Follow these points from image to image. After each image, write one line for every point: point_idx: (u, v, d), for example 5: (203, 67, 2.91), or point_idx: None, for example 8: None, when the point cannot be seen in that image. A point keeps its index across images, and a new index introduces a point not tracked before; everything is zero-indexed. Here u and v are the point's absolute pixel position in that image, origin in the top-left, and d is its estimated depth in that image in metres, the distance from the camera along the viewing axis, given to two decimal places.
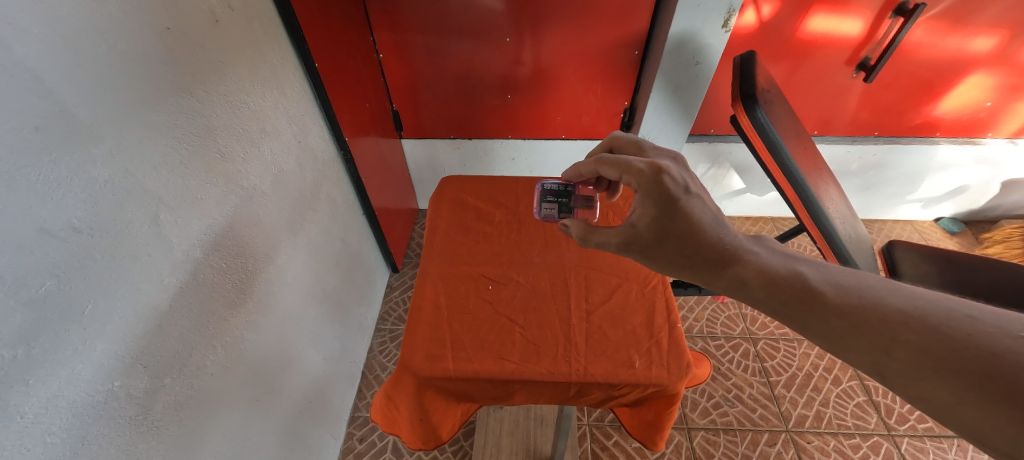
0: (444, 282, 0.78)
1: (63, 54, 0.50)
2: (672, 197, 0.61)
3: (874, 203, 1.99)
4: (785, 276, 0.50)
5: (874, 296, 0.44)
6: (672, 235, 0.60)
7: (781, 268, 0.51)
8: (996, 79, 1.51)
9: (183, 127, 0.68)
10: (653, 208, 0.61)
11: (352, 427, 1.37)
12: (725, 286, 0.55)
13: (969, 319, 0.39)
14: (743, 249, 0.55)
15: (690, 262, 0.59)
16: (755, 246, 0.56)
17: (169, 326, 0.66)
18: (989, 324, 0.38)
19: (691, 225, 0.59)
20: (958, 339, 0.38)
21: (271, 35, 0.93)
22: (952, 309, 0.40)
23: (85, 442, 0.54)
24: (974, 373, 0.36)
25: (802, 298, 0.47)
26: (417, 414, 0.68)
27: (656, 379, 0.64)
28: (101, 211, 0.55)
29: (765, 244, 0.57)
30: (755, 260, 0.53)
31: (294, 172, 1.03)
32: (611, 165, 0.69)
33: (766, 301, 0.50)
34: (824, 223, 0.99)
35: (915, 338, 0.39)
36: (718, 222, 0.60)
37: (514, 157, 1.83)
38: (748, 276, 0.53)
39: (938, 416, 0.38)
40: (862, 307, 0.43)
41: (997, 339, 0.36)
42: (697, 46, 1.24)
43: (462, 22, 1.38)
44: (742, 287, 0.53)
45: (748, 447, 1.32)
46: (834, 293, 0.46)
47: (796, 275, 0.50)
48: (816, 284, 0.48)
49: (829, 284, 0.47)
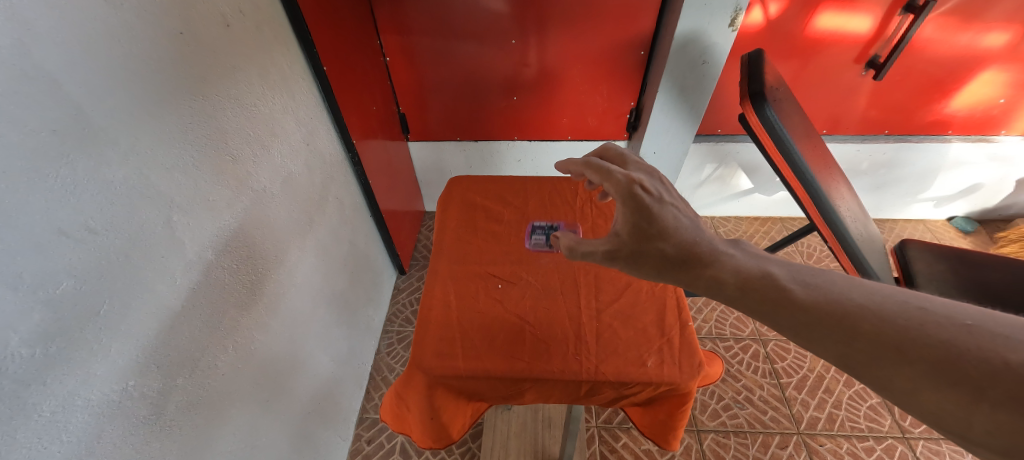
0: (454, 282, 0.78)
1: (81, 61, 0.51)
2: (649, 203, 0.62)
3: (885, 202, 1.96)
4: (758, 275, 0.48)
5: (837, 293, 0.43)
6: (648, 239, 0.60)
7: (755, 268, 0.49)
8: (1008, 75, 1.49)
9: (195, 130, 0.69)
10: (632, 215, 0.62)
11: (361, 429, 1.36)
12: (703, 287, 0.53)
13: (921, 311, 0.39)
14: (717, 250, 0.54)
15: (666, 262, 0.57)
16: (731, 249, 0.54)
17: (183, 326, 0.67)
18: (940, 315, 0.38)
19: (668, 228, 0.59)
20: (910, 329, 0.38)
21: (280, 39, 0.94)
22: (904, 302, 0.40)
23: (101, 441, 0.55)
24: (926, 361, 0.36)
25: (773, 298, 0.45)
26: (428, 413, 0.68)
27: (668, 377, 0.64)
28: (115, 212, 0.56)
29: (740, 247, 0.55)
30: (730, 260, 0.52)
31: (303, 174, 1.04)
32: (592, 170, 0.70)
33: (741, 301, 0.48)
34: (833, 218, 0.97)
35: (874, 332, 0.39)
36: (695, 227, 0.59)
37: (519, 158, 1.83)
38: (724, 276, 0.51)
39: (899, 404, 0.38)
40: (823, 304, 0.42)
41: (947, 329, 0.36)
42: (704, 46, 1.23)
43: (468, 24, 1.39)
44: (718, 288, 0.51)
45: (759, 450, 1.30)
46: (802, 290, 0.45)
47: (768, 275, 0.48)
48: (785, 282, 0.46)
49: (797, 282, 0.46)
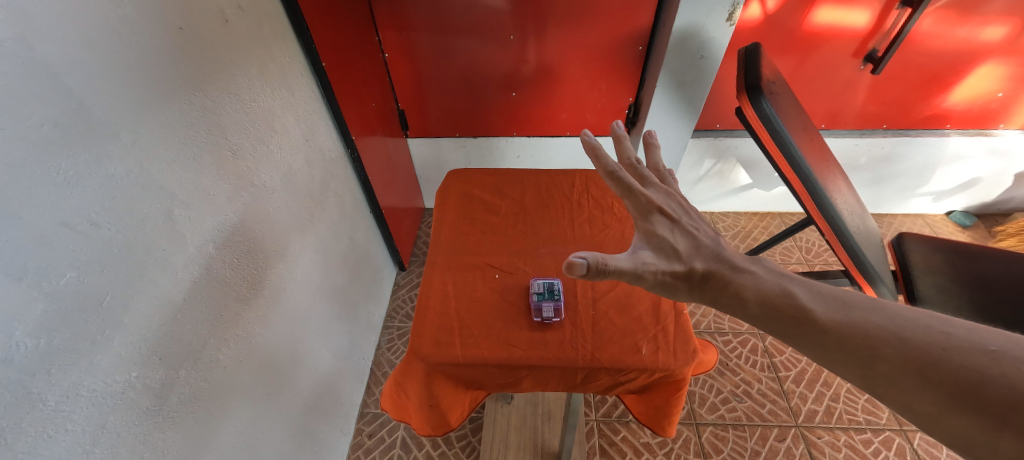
0: (452, 272, 0.79)
1: (82, 55, 0.52)
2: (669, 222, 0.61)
3: (884, 196, 1.96)
4: (779, 294, 0.50)
5: (858, 314, 0.45)
6: (667, 247, 0.58)
7: (776, 287, 0.51)
8: (1007, 69, 1.49)
9: (195, 125, 0.70)
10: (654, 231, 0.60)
11: (362, 423, 1.37)
12: (727, 305, 0.53)
13: (944, 336, 0.39)
14: (740, 268, 0.55)
15: (686, 274, 0.56)
16: (753, 266, 0.55)
17: (185, 319, 0.68)
18: (963, 340, 0.38)
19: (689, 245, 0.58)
20: (932, 354, 0.39)
21: (279, 35, 0.94)
22: (928, 327, 0.41)
23: (105, 430, 0.56)
24: (950, 387, 0.37)
25: (794, 317, 0.48)
26: (427, 400, 0.69)
27: (662, 364, 0.65)
28: (117, 205, 0.56)
29: (761, 264, 0.56)
30: (752, 278, 0.53)
31: (303, 169, 1.05)
32: (600, 160, 0.66)
33: (763, 320, 0.50)
34: (830, 210, 0.96)
35: (893, 354, 0.41)
36: (716, 244, 0.59)
37: (519, 154, 1.83)
38: (746, 293, 0.52)
39: (925, 428, 0.38)
40: (846, 326, 0.44)
41: (970, 354, 0.37)
42: (702, 40, 1.24)
43: (466, 20, 1.39)
44: (742, 306, 0.52)
45: (757, 443, 1.31)
46: (823, 311, 0.47)
47: (789, 295, 0.50)
48: (806, 302, 0.48)
49: (818, 303, 0.48)
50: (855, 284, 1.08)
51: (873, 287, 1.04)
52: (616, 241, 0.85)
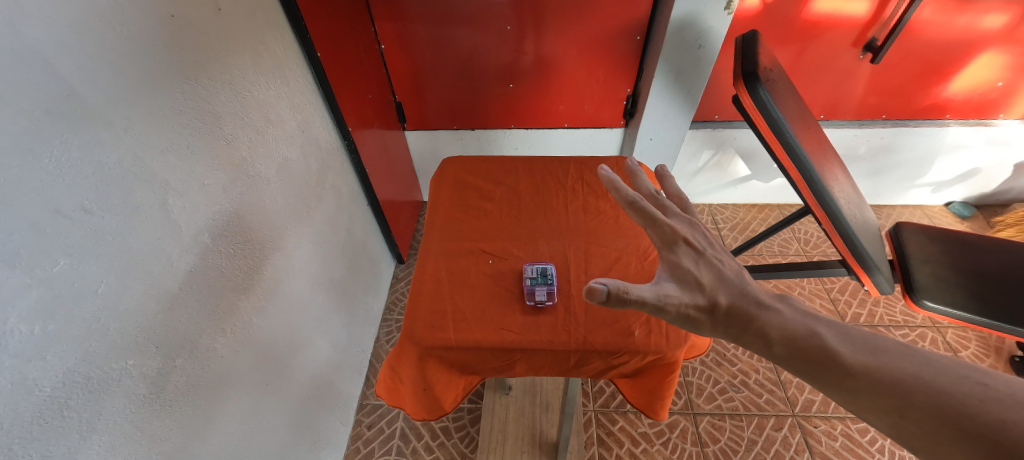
0: (445, 258, 0.78)
1: (73, 41, 0.51)
2: (693, 253, 0.58)
3: (883, 187, 1.96)
4: (807, 335, 0.48)
5: (888, 361, 0.43)
6: (690, 279, 0.55)
7: (803, 327, 0.49)
8: (1007, 58, 1.48)
9: (189, 114, 0.70)
10: (677, 265, 0.57)
11: (361, 414, 1.38)
12: (751, 345, 0.50)
13: (982, 387, 0.38)
14: (765, 305, 0.52)
15: (710, 308, 0.53)
16: (778, 304, 0.52)
17: (181, 307, 0.68)
18: (1002, 393, 0.37)
19: (713, 279, 0.55)
20: (968, 406, 0.37)
21: (273, 24, 0.93)
22: (965, 377, 0.39)
23: (102, 417, 0.56)
24: (986, 442, 0.34)
25: (820, 359, 0.45)
26: (421, 384, 0.69)
27: (655, 347, 0.65)
28: (110, 193, 0.56)
29: (787, 302, 0.53)
30: (778, 317, 0.50)
31: (299, 160, 1.04)
32: (619, 190, 0.64)
33: (789, 362, 0.47)
34: (827, 198, 0.96)
35: (926, 404, 0.39)
36: (740, 279, 0.56)
37: (517, 146, 1.83)
38: (771, 333, 0.49)
39: None
40: (876, 371, 0.42)
41: (1012, 408, 0.35)
42: (699, 29, 1.23)
43: (463, 10, 1.38)
44: (767, 347, 0.49)
45: (754, 432, 1.32)
46: (851, 354, 0.45)
47: (817, 336, 0.47)
48: (834, 345, 0.46)
49: (847, 346, 0.46)
50: (851, 273, 1.09)
51: (869, 275, 1.04)
52: (610, 227, 0.85)
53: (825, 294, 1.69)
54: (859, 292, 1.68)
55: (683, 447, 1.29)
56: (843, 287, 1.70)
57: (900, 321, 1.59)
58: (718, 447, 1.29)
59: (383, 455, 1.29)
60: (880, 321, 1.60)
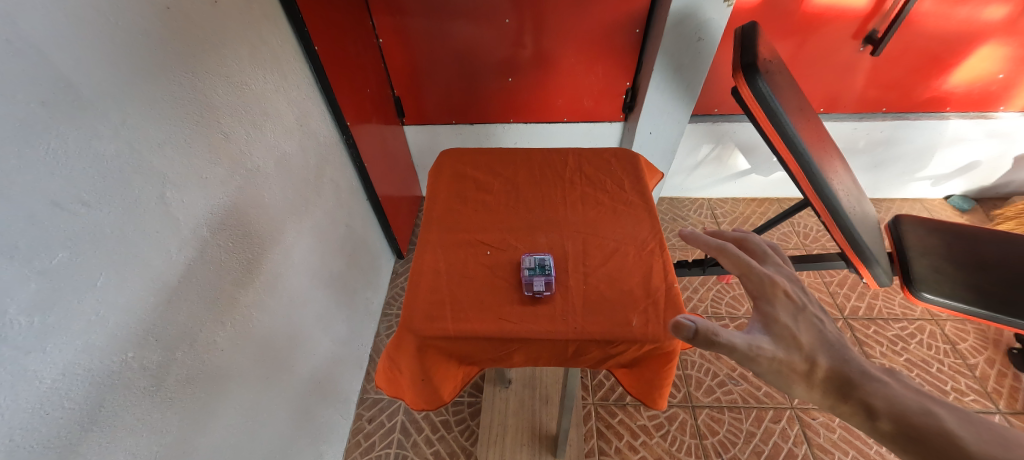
0: (443, 250, 0.78)
1: (68, 32, 0.51)
2: (791, 307, 0.53)
3: (883, 181, 1.96)
4: (923, 415, 0.42)
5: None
6: (787, 335, 0.50)
7: (917, 405, 0.43)
8: (1008, 50, 1.48)
9: (186, 107, 0.69)
10: (773, 317, 0.52)
11: (362, 408, 1.38)
12: (851, 416, 0.45)
13: None
14: (873, 376, 0.47)
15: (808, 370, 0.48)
16: (888, 378, 0.47)
17: (180, 301, 0.68)
18: None
19: (812, 339, 0.51)
20: None
21: (270, 17, 0.93)
22: None
23: (103, 409, 0.56)
24: None
25: (941, 443, 0.40)
26: (419, 374, 0.69)
27: (652, 336, 0.65)
28: (108, 185, 0.56)
29: (898, 376, 0.48)
30: (888, 390, 0.45)
31: (297, 154, 1.04)
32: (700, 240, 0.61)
33: (899, 443, 0.42)
34: (825, 190, 0.96)
35: None
36: (841, 342, 0.51)
37: (516, 141, 1.82)
38: (879, 407, 0.44)
39: None
40: None
41: None
42: (699, 21, 1.22)
43: (461, 3, 1.37)
44: (871, 421, 0.44)
45: (753, 424, 1.32)
46: (975, 441, 0.39)
47: (935, 417, 0.42)
48: (955, 429, 0.40)
49: (973, 432, 0.40)
50: (850, 266, 1.09)
51: (868, 268, 1.04)
52: (608, 218, 0.85)
53: (825, 287, 1.69)
54: (858, 285, 1.69)
55: (682, 439, 1.30)
56: (842, 280, 1.71)
57: (898, 314, 1.60)
58: (716, 439, 1.29)
59: (383, 449, 1.30)
60: (878, 313, 1.60)
